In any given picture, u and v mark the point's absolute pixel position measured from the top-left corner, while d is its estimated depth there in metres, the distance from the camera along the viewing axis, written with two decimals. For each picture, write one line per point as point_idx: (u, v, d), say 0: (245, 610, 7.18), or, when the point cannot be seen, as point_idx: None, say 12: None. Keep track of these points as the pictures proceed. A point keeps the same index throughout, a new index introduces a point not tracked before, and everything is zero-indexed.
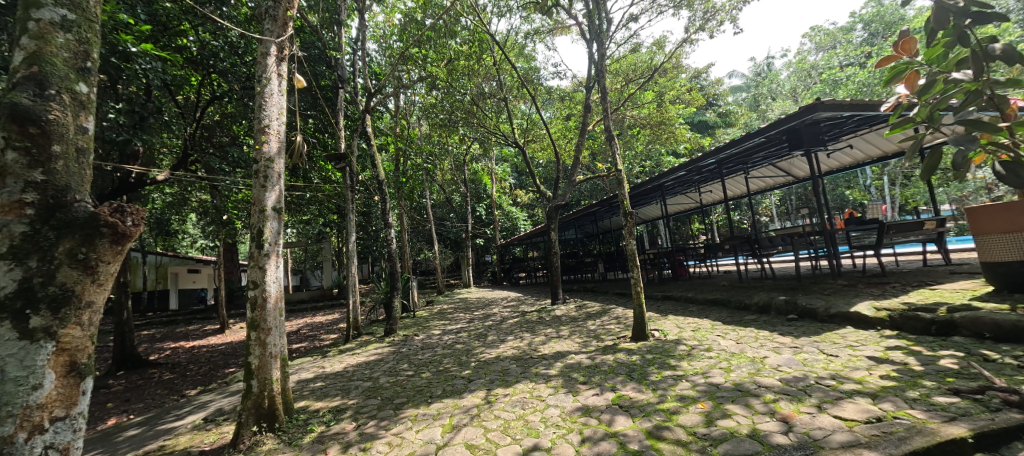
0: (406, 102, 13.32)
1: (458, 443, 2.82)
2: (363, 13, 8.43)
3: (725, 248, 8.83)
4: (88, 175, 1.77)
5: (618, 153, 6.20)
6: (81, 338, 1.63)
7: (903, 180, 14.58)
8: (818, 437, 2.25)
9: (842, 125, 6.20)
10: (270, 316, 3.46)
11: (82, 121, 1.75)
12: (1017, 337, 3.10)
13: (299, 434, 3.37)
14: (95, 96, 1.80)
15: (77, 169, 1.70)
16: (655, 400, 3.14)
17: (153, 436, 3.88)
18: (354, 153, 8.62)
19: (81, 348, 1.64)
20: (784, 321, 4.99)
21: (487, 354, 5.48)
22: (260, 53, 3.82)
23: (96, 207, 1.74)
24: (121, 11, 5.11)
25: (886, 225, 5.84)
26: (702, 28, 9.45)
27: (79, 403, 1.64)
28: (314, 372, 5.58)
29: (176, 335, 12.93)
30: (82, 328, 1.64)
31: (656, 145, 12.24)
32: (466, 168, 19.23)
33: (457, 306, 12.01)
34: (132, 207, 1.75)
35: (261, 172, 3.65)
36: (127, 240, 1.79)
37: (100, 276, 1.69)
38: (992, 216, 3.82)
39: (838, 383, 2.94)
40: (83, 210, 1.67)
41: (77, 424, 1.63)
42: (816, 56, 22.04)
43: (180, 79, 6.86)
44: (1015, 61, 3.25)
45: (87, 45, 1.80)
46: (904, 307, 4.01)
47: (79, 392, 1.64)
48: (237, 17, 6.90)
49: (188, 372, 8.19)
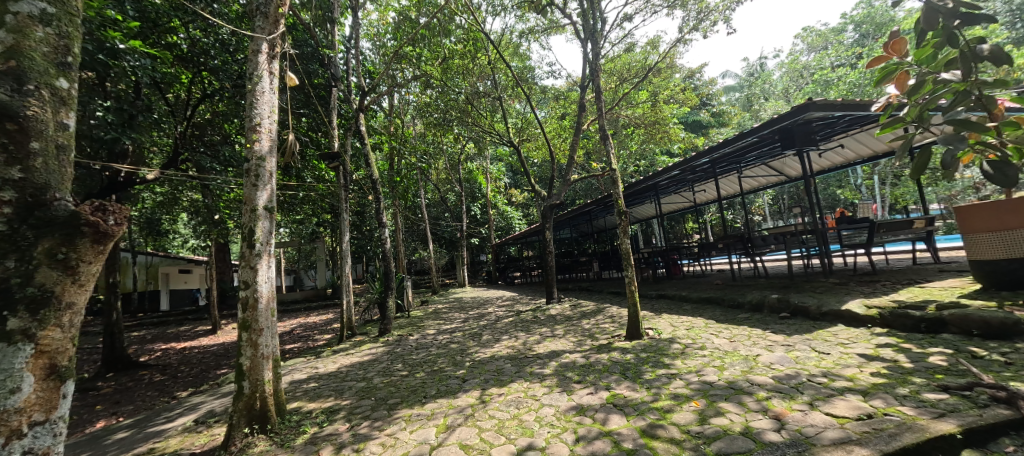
0: (401, 101, 13.26)
1: (452, 443, 2.81)
2: (357, 11, 8.38)
3: (718, 247, 8.88)
4: (67, 172, 1.73)
5: (612, 152, 6.21)
6: (61, 340, 1.61)
7: (893, 180, 14.77)
8: (810, 435, 2.26)
9: (833, 124, 6.25)
10: (262, 316, 3.42)
11: (62, 117, 1.72)
12: (1005, 335, 3.14)
13: (292, 435, 3.34)
14: (75, 92, 1.77)
15: (56, 167, 1.67)
16: (649, 398, 3.15)
17: (142, 438, 3.83)
18: (348, 152, 8.55)
19: (61, 351, 1.61)
20: (777, 319, 5.02)
21: (482, 353, 5.47)
22: (251, 51, 3.77)
23: (75, 206, 1.71)
24: (110, 7, 5.04)
25: (877, 224, 5.90)
26: (695, 28, 9.51)
27: (59, 407, 1.62)
28: (307, 373, 5.53)
29: (167, 336, 12.75)
30: (62, 330, 1.62)
31: (651, 144, 12.31)
32: (461, 167, 19.18)
33: (452, 306, 11.98)
34: (115, 206, 1.77)
35: (253, 171, 3.61)
36: (109, 240, 1.77)
37: (81, 276, 1.69)
38: (980, 215, 3.87)
39: (829, 380, 2.96)
40: (63, 208, 1.65)
41: (57, 428, 1.61)
42: (808, 56, 22.30)
43: (170, 77, 6.76)
44: (1003, 62, 3.29)
45: (67, 40, 1.77)
46: (894, 304, 4.05)
47: (59, 395, 1.62)
48: (228, 15, 6.82)
49: (179, 373, 8.09)
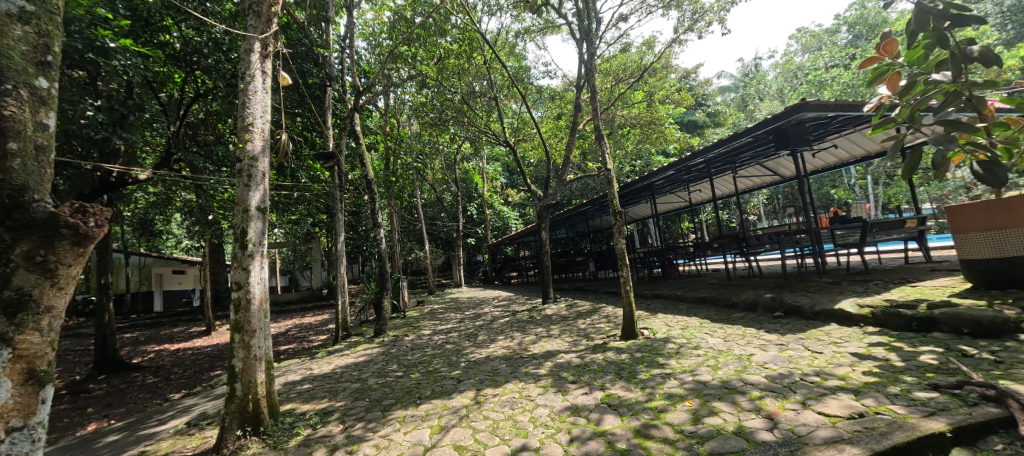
0: (396, 100, 13.20)
1: (446, 445, 2.80)
2: (352, 10, 8.35)
3: (713, 247, 8.91)
4: (47, 174, 1.74)
5: (608, 152, 6.22)
6: (40, 344, 1.61)
7: (886, 180, 14.92)
8: (802, 434, 2.28)
9: (827, 124, 6.29)
10: (254, 317, 3.39)
11: (42, 117, 1.71)
12: (994, 333, 3.18)
13: (285, 437, 3.32)
14: (56, 91, 1.76)
15: (36, 168, 1.68)
16: (644, 398, 3.15)
17: (134, 441, 3.79)
18: (343, 152, 8.50)
19: (40, 355, 1.61)
20: (771, 318, 5.05)
21: (477, 354, 5.45)
22: (243, 50, 3.74)
23: (55, 208, 1.72)
24: (100, 6, 4.99)
25: (870, 223, 5.94)
26: (690, 29, 9.55)
27: (38, 412, 1.62)
28: (301, 375, 5.49)
29: (160, 338, 12.64)
30: (41, 334, 1.61)
31: (646, 144, 12.35)
32: (457, 167, 19.14)
33: (448, 306, 11.95)
34: (95, 208, 1.77)
35: (245, 171, 3.58)
36: (89, 242, 1.78)
37: (60, 279, 1.69)
38: (970, 214, 3.91)
39: (821, 379, 2.98)
40: (42, 210, 1.66)
41: (35, 434, 1.61)
42: (802, 57, 22.46)
43: (163, 76, 6.70)
44: (993, 63, 3.32)
45: (47, 38, 1.76)
46: (886, 303, 4.08)
47: (38, 400, 1.62)
48: (221, 13, 6.77)
49: (172, 375, 8.02)
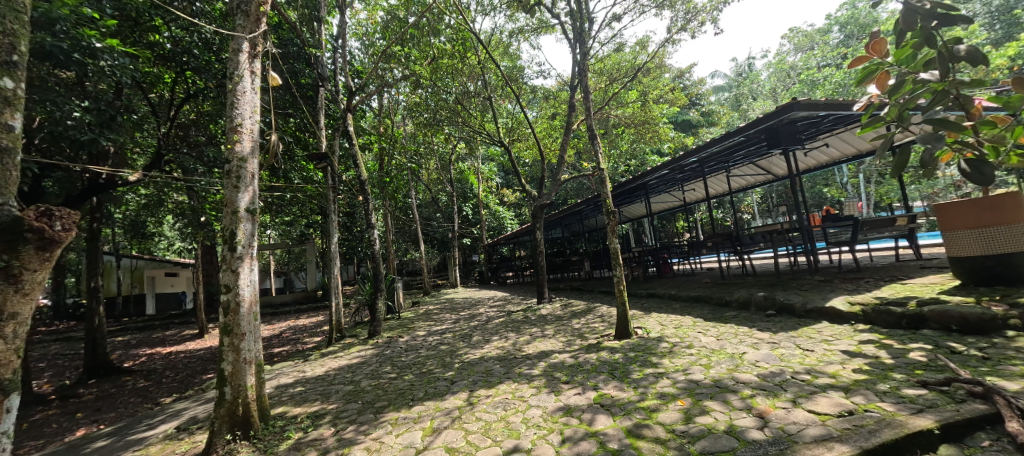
0: (390, 100, 13.13)
1: (437, 447, 2.78)
2: (344, 10, 8.29)
3: (707, 246, 8.95)
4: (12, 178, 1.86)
5: (601, 152, 6.23)
6: (5, 350, 1.72)
7: (878, 178, 15.04)
8: (792, 432, 2.28)
9: (818, 123, 6.34)
10: (243, 320, 3.36)
11: (8, 119, 1.86)
12: (981, 330, 3.21)
13: (275, 441, 3.28)
14: (19, 92, 1.91)
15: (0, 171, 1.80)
16: (636, 398, 3.16)
17: (122, 447, 3.75)
18: (336, 152, 8.45)
19: (5, 362, 1.72)
20: (763, 317, 5.08)
21: (472, 355, 5.43)
22: (232, 50, 3.71)
23: (21, 211, 1.83)
24: (86, 5, 4.92)
25: (861, 221, 5.99)
26: (684, 28, 9.59)
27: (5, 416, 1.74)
28: (293, 377, 5.44)
29: (152, 341, 12.52)
30: (6, 340, 1.73)
31: (641, 144, 12.39)
32: (453, 167, 19.10)
33: (443, 307, 11.93)
34: (61, 210, 1.88)
35: (234, 172, 3.54)
36: (56, 246, 1.89)
37: (25, 285, 1.80)
38: (958, 212, 3.95)
39: (812, 377, 2.99)
40: (8, 214, 1.77)
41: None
42: (795, 57, 22.64)
43: (152, 76, 6.63)
44: (979, 62, 3.35)
45: (13, 39, 1.92)
46: (876, 301, 4.11)
47: (6, 407, 1.74)
48: (211, 13, 6.71)
49: (164, 379, 7.94)
